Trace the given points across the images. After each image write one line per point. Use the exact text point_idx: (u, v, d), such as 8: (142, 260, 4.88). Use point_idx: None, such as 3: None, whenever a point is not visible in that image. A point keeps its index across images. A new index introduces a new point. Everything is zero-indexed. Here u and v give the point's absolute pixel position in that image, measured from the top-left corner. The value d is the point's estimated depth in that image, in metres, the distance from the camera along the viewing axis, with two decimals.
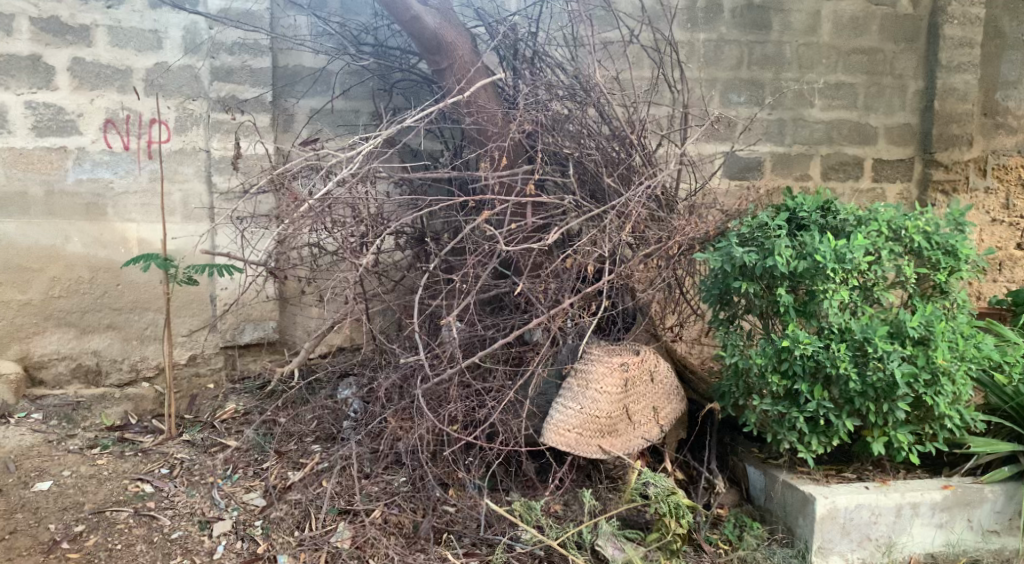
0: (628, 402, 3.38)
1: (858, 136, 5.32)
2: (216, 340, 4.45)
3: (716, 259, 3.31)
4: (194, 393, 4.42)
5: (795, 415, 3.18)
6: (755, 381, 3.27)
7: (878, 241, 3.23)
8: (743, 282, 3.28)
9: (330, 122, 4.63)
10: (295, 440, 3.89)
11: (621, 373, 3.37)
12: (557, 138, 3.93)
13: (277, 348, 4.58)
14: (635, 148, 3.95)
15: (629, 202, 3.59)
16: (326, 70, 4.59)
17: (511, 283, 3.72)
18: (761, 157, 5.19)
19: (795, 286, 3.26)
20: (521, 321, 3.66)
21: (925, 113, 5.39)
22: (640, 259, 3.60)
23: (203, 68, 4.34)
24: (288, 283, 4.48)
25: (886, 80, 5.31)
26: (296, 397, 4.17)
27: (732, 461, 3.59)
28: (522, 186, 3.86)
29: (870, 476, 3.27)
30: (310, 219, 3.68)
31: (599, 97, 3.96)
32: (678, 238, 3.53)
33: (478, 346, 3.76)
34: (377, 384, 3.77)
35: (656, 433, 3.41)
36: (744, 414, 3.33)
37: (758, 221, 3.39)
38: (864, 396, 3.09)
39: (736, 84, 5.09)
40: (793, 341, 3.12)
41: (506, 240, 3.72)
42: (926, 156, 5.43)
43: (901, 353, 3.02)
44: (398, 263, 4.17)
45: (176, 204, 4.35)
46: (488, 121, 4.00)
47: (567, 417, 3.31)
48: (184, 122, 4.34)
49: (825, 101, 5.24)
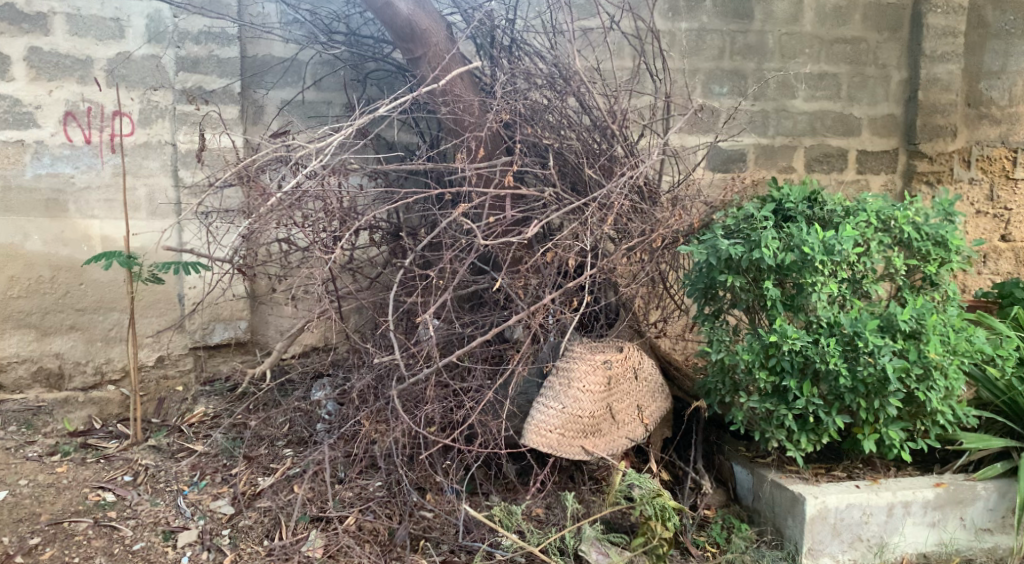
0: (612, 401, 3.26)
1: (843, 127, 5.24)
2: (184, 341, 4.27)
3: (701, 251, 3.19)
4: (162, 396, 4.24)
5: (783, 413, 3.07)
6: (742, 378, 3.17)
7: (867, 232, 3.14)
8: (728, 275, 3.16)
9: (302, 113, 4.47)
10: (266, 444, 3.74)
11: (604, 371, 3.25)
12: (536, 128, 3.82)
13: (249, 348, 4.42)
14: (617, 138, 3.83)
15: (611, 194, 3.47)
16: (297, 59, 4.42)
17: (490, 279, 3.62)
18: (745, 149, 5.09)
19: (781, 279, 3.16)
20: (500, 318, 3.53)
21: (908, 104, 5.33)
22: (623, 253, 3.49)
23: (168, 58, 4.16)
24: (259, 281, 4.33)
25: (869, 69, 5.23)
26: (267, 399, 4.06)
27: (718, 461, 3.49)
28: (500, 178, 3.74)
29: (860, 475, 3.18)
30: (278, 214, 3.52)
31: (578, 86, 3.84)
32: (661, 230, 3.43)
33: (455, 344, 3.63)
34: (351, 386, 3.63)
35: (640, 433, 3.30)
36: (731, 412, 3.22)
37: (744, 213, 3.30)
38: (854, 392, 2.99)
39: (719, 75, 4.99)
40: (781, 336, 3.02)
41: (485, 234, 3.61)
42: (909, 148, 5.36)
43: (893, 347, 2.92)
44: (374, 260, 4.04)
45: (141, 200, 4.17)
46: (464, 111, 3.85)
47: (549, 417, 3.18)
48: (149, 115, 4.15)
49: (808, 91, 5.15)
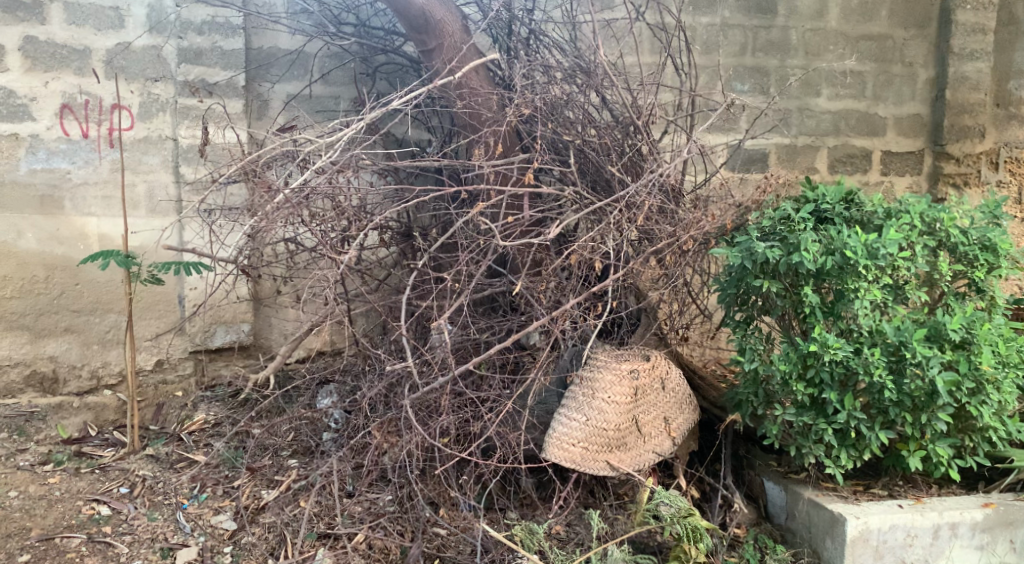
0: (638, 413, 3.07)
1: (867, 127, 5.06)
2: (184, 344, 4.09)
3: (734, 255, 3.02)
4: (161, 401, 4.06)
5: (822, 427, 2.89)
6: (777, 389, 2.99)
7: (911, 235, 2.97)
8: (764, 280, 3.00)
9: (308, 108, 4.29)
10: (270, 454, 3.55)
11: (630, 382, 3.06)
12: (556, 125, 3.64)
13: (251, 352, 4.23)
14: (640, 135, 3.65)
15: (637, 194, 3.29)
16: (303, 52, 4.24)
17: (507, 282, 3.44)
18: (767, 149, 4.90)
19: (820, 285, 2.99)
20: (518, 323, 3.35)
21: (935, 103, 5.14)
22: (649, 256, 3.31)
23: (170, 49, 3.97)
24: (262, 282, 4.15)
25: (895, 67, 5.05)
26: (271, 407, 3.87)
27: (748, 476, 3.30)
28: (518, 177, 3.56)
29: (902, 493, 3.00)
30: (285, 212, 3.34)
31: (600, 81, 3.65)
32: (692, 231, 3.23)
33: (470, 351, 3.44)
34: (360, 394, 3.45)
35: (667, 447, 3.11)
36: (764, 425, 3.04)
37: (779, 214, 3.12)
38: (899, 405, 2.82)
39: (741, 72, 4.80)
40: (821, 346, 2.85)
41: (502, 234, 3.44)
42: (936, 148, 5.18)
43: (942, 358, 2.74)
44: (383, 261, 3.86)
45: (140, 196, 3.99)
46: (481, 105, 3.66)
47: (572, 429, 2.99)
48: (149, 108, 3.97)
49: (832, 89, 4.97)
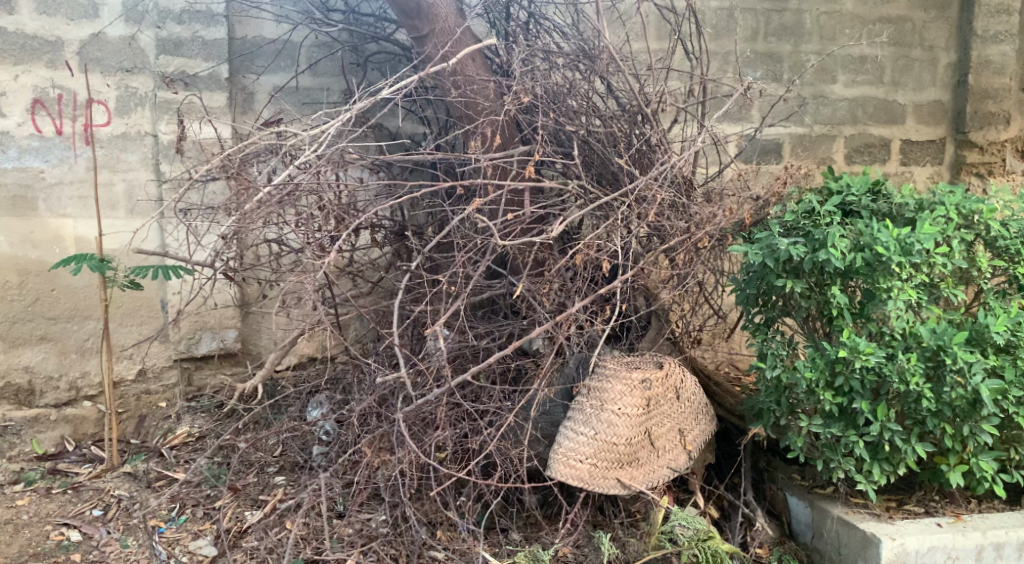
0: (651, 425, 2.82)
1: (885, 115, 4.80)
2: (169, 352, 3.86)
3: (754, 252, 2.77)
4: (143, 413, 3.84)
5: (853, 440, 2.65)
6: (802, 399, 2.74)
7: (947, 229, 2.72)
8: (787, 279, 2.75)
9: (295, 100, 4.03)
10: (255, 471, 3.32)
11: (642, 392, 2.82)
12: (558, 115, 3.39)
13: (239, 359, 4.01)
14: (648, 125, 3.40)
15: (646, 188, 3.05)
16: (289, 41, 3.98)
17: (508, 284, 3.21)
18: (780, 139, 4.65)
19: (847, 284, 2.74)
20: (520, 327, 3.11)
21: (957, 89, 4.88)
22: (659, 254, 3.07)
23: (148, 40, 3.73)
24: (249, 286, 3.92)
25: (915, 52, 4.78)
26: (259, 419, 3.64)
27: (769, 491, 3.05)
28: (519, 170, 3.32)
29: (939, 509, 2.74)
30: (267, 211, 3.11)
31: (605, 66, 3.40)
32: (707, 228, 2.97)
33: (468, 358, 3.20)
34: (351, 406, 3.21)
35: (683, 462, 2.86)
36: (788, 437, 2.80)
37: (803, 207, 2.86)
38: (938, 416, 2.56)
39: (752, 59, 4.55)
40: (852, 351, 2.60)
41: (501, 233, 3.20)
42: (958, 136, 4.91)
43: (985, 364, 2.50)
44: (376, 262, 3.63)
45: (119, 196, 3.75)
46: (477, 94, 3.41)
47: (580, 445, 2.75)
48: (127, 103, 3.73)
49: (849, 76, 4.71)
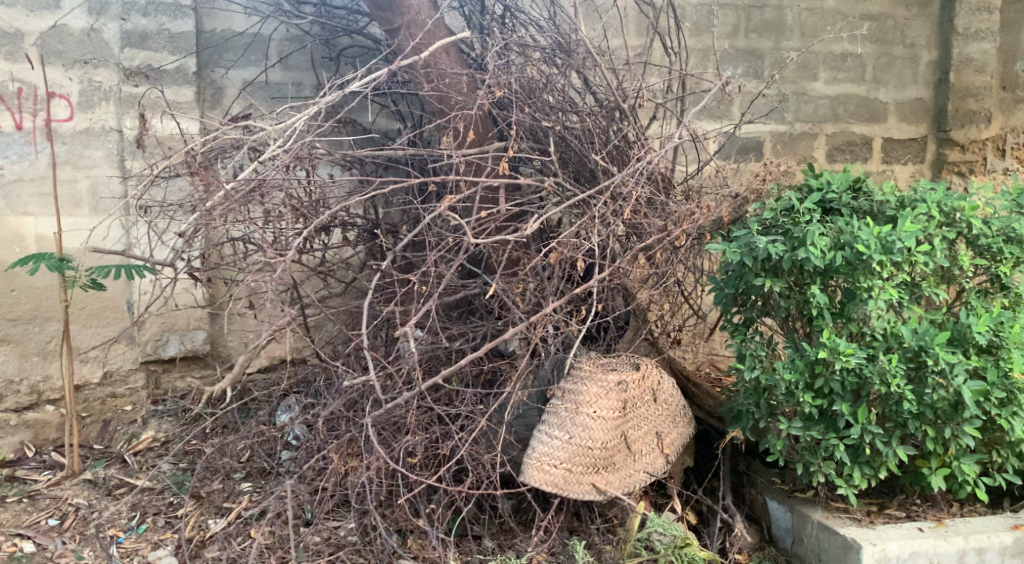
0: (627, 429, 2.74)
1: (867, 113, 4.76)
2: (136, 354, 3.74)
3: (733, 251, 2.69)
4: (108, 417, 3.73)
5: (833, 443, 2.58)
6: (781, 401, 2.67)
7: (929, 227, 2.65)
8: (766, 278, 2.68)
9: (265, 95, 3.91)
10: (221, 477, 3.22)
11: (618, 395, 2.73)
12: (533, 110, 3.30)
13: (209, 362, 3.89)
14: (626, 121, 3.32)
15: (623, 185, 2.97)
16: (259, 34, 3.87)
17: (482, 283, 3.12)
18: (761, 137, 4.60)
19: (827, 283, 2.68)
20: (494, 328, 3.02)
21: (939, 87, 4.84)
22: (637, 253, 3.00)
23: (113, 33, 3.61)
24: (219, 285, 3.80)
25: (896, 49, 4.74)
26: (227, 423, 3.55)
27: (749, 495, 2.98)
28: (493, 167, 3.24)
29: (921, 514, 2.68)
30: (231, 209, 3.00)
31: (581, 61, 3.32)
32: (685, 225, 2.90)
33: (442, 360, 3.11)
34: (320, 409, 3.11)
35: (660, 466, 2.79)
36: (767, 440, 2.73)
37: (782, 205, 2.77)
38: (920, 418, 2.50)
39: (733, 56, 4.49)
40: (831, 352, 2.54)
41: (476, 231, 3.11)
42: (940, 135, 4.87)
43: (968, 365, 2.43)
44: (348, 261, 3.53)
45: (82, 193, 3.62)
46: (450, 88, 3.32)
47: (554, 449, 2.66)
48: (91, 97, 3.61)
49: (830, 73, 4.66)
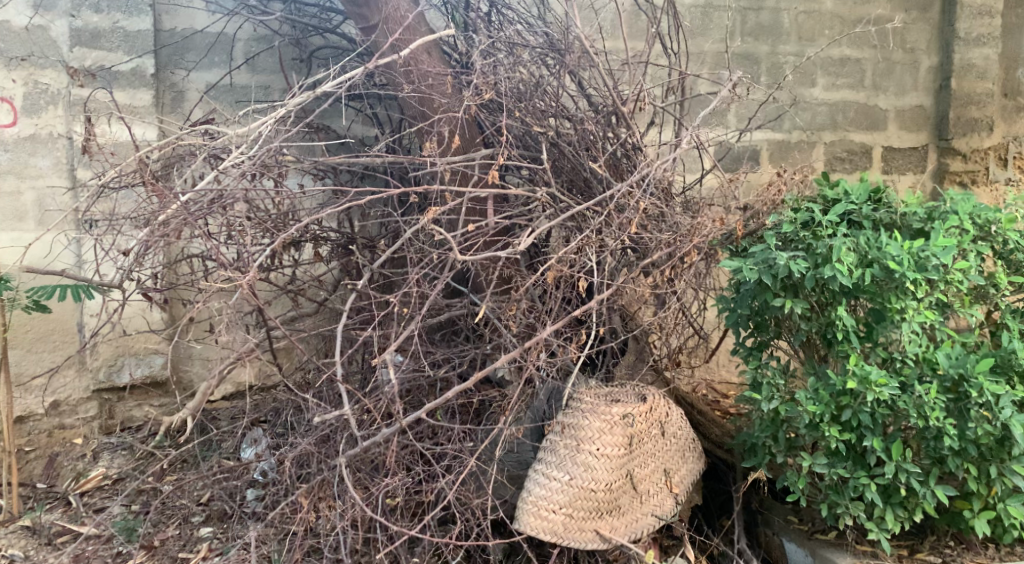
0: (633, 467, 2.45)
1: (866, 120, 4.54)
2: (86, 382, 3.38)
3: (750, 269, 2.43)
4: (55, 452, 3.34)
5: (863, 483, 2.32)
6: (804, 434, 2.41)
7: (963, 240, 2.41)
8: (785, 299, 2.42)
9: (230, 99, 3.57)
10: (177, 522, 2.89)
11: (624, 429, 2.44)
12: (523, 114, 3.03)
13: (169, 390, 3.53)
14: (623, 126, 3.05)
15: (622, 195, 2.70)
16: (224, 34, 3.53)
17: (469, 304, 2.83)
18: (758, 145, 4.33)
19: (852, 303, 2.43)
20: (482, 353, 2.73)
21: (940, 93, 4.63)
22: (639, 270, 2.74)
23: (61, 30, 3.27)
24: (178, 306, 3.46)
25: (896, 54, 4.54)
26: (187, 458, 3.21)
27: (764, 537, 2.71)
28: (480, 176, 2.95)
29: (958, 560, 2.41)
30: (187, 223, 2.68)
31: (575, 62, 3.06)
32: (695, 240, 2.63)
33: (425, 390, 2.82)
34: (289, 445, 2.80)
35: (669, 507, 2.50)
36: (787, 478, 2.46)
37: (801, 217, 2.51)
38: (961, 455, 2.24)
39: (728, 60, 4.25)
40: (861, 382, 2.28)
41: (461, 246, 2.83)
42: (941, 144, 4.66)
43: (1015, 396, 2.18)
44: (321, 279, 3.22)
45: (28, 205, 3.26)
46: (432, 89, 3.04)
47: (552, 492, 2.37)
48: (36, 101, 3.25)
49: (828, 79, 4.45)
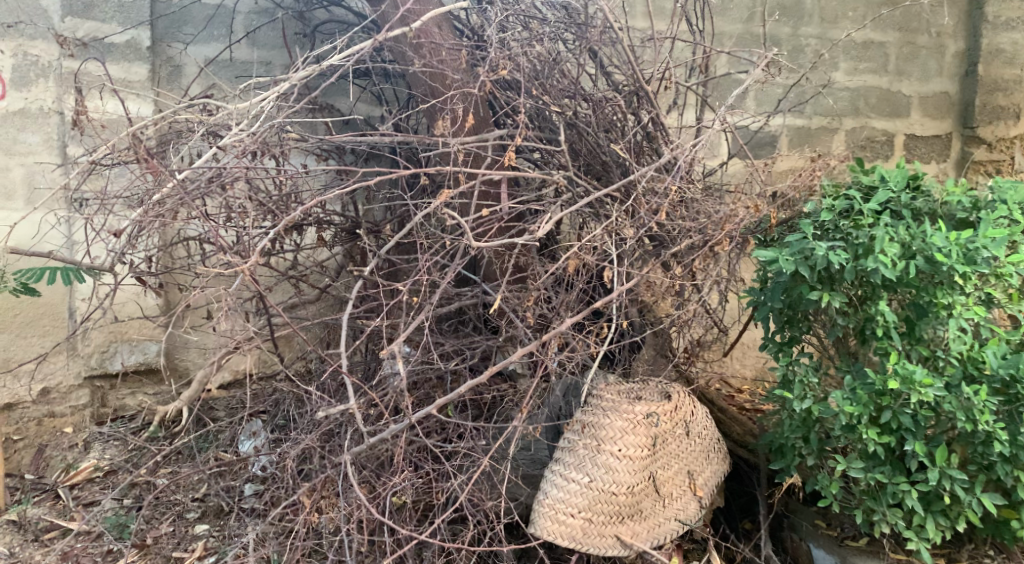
0: (656, 468, 2.31)
1: (888, 107, 4.33)
2: (78, 369, 3.21)
3: (786, 260, 2.27)
4: (44, 442, 3.18)
5: (903, 489, 2.17)
6: (839, 437, 2.27)
7: (1013, 231, 2.26)
8: (822, 292, 2.27)
9: (229, 75, 3.39)
10: (171, 518, 2.74)
11: (647, 429, 2.30)
12: (540, 93, 2.85)
13: (163, 377, 3.38)
14: (644, 107, 2.88)
15: (646, 179, 2.52)
16: (223, 5, 3.34)
17: (481, 293, 2.67)
18: (776, 133, 4.12)
19: (892, 298, 2.28)
20: (495, 345, 2.58)
21: (965, 79, 4.43)
22: (664, 260, 2.58)
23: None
24: (174, 290, 3.29)
25: (921, 38, 4.32)
26: (182, 450, 3.06)
27: (790, 542, 2.56)
28: (494, 158, 2.79)
29: None
30: (182, 204, 2.51)
31: (595, 39, 2.87)
32: (728, 228, 2.44)
33: (433, 383, 2.67)
34: (291, 439, 2.65)
35: (694, 512, 2.35)
36: (820, 483, 2.32)
37: (840, 205, 2.35)
38: (1010, 462, 2.10)
39: (747, 42, 4.00)
40: (905, 382, 2.14)
41: (474, 231, 2.67)
42: (965, 132, 4.46)
43: None
44: (324, 264, 3.07)
45: (17, 183, 3.08)
46: (445, 64, 2.87)
47: (572, 495, 2.22)
48: (26, 73, 3.06)
49: (850, 63, 4.25)
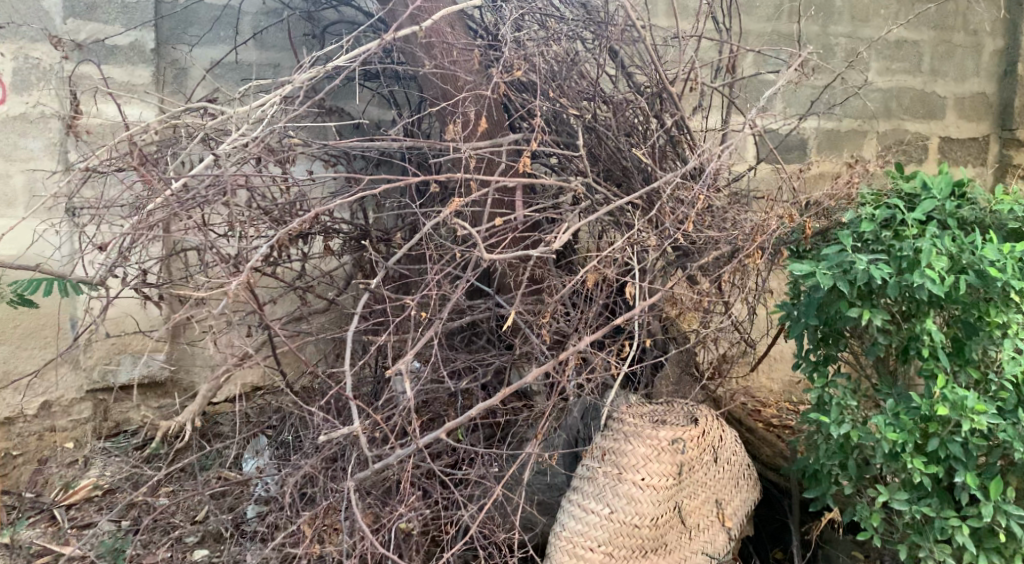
0: (681, 498, 2.15)
1: (921, 109, 4.11)
2: (80, 382, 3.11)
3: (823, 275, 2.09)
4: (45, 458, 3.07)
5: (953, 524, 1.99)
6: (881, 465, 2.09)
7: None
8: (862, 309, 2.10)
9: (234, 78, 3.25)
10: (170, 541, 2.62)
11: (672, 455, 2.14)
12: (557, 95, 2.70)
13: (168, 391, 3.27)
14: (667, 110, 2.71)
15: (670, 187, 2.35)
16: (228, 5, 3.21)
17: (493, 307, 2.52)
18: (805, 135, 3.88)
19: (938, 316, 2.10)
20: (509, 363, 2.43)
21: (1004, 80, 4.24)
22: (689, 273, 2.42)
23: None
24: (177, 301, 3.17)
25: (957, 36, 4.11)
26: (184, 468, 2.93)
27: None
28: (508, 164, 2.64)
29: None
30: (180, 214, 2.38)
31: (615, 38, 2.71)
32: (760, 238, 2.28)
33: (444, 402, 2.53)
34: (294, 460, 2.52)
35: (722, 545, 2.18)
36: (859, 515, 2.15)
37: (881, 215, 2.17)
38: None
39: (774, 40, 3.81)
40: (955, 408, 1.96)
41: (487, 242, 2.52)
42: (1004, 134, 4.27)
43: None
44: (332, 274, 2.94)
45: (17, 191, 2.98)
46: (458, 65, 2.73)
47: (590, 528, 2.06)
48: (27, 77, 2.95)
49: (882, 62, 4.01)
